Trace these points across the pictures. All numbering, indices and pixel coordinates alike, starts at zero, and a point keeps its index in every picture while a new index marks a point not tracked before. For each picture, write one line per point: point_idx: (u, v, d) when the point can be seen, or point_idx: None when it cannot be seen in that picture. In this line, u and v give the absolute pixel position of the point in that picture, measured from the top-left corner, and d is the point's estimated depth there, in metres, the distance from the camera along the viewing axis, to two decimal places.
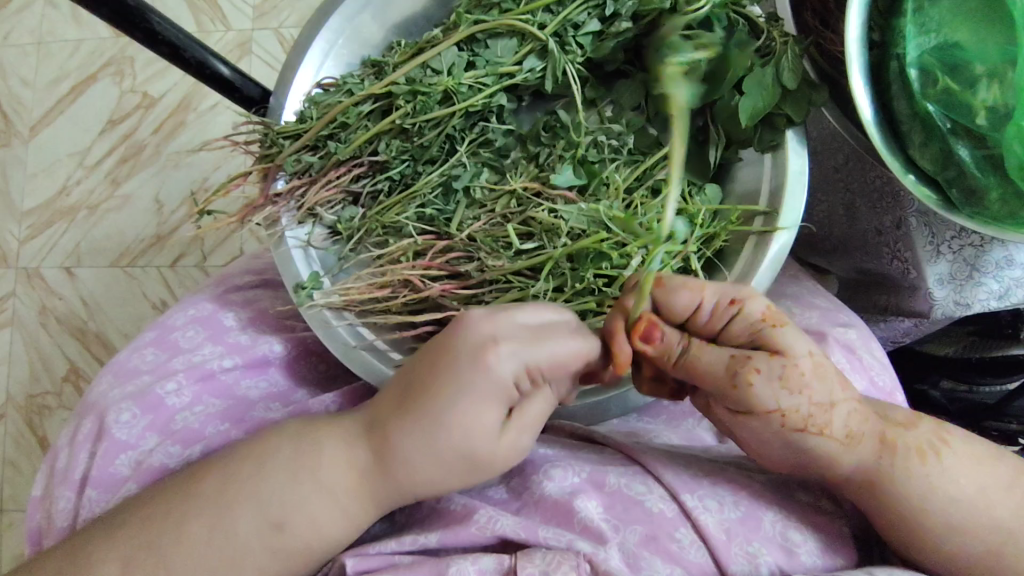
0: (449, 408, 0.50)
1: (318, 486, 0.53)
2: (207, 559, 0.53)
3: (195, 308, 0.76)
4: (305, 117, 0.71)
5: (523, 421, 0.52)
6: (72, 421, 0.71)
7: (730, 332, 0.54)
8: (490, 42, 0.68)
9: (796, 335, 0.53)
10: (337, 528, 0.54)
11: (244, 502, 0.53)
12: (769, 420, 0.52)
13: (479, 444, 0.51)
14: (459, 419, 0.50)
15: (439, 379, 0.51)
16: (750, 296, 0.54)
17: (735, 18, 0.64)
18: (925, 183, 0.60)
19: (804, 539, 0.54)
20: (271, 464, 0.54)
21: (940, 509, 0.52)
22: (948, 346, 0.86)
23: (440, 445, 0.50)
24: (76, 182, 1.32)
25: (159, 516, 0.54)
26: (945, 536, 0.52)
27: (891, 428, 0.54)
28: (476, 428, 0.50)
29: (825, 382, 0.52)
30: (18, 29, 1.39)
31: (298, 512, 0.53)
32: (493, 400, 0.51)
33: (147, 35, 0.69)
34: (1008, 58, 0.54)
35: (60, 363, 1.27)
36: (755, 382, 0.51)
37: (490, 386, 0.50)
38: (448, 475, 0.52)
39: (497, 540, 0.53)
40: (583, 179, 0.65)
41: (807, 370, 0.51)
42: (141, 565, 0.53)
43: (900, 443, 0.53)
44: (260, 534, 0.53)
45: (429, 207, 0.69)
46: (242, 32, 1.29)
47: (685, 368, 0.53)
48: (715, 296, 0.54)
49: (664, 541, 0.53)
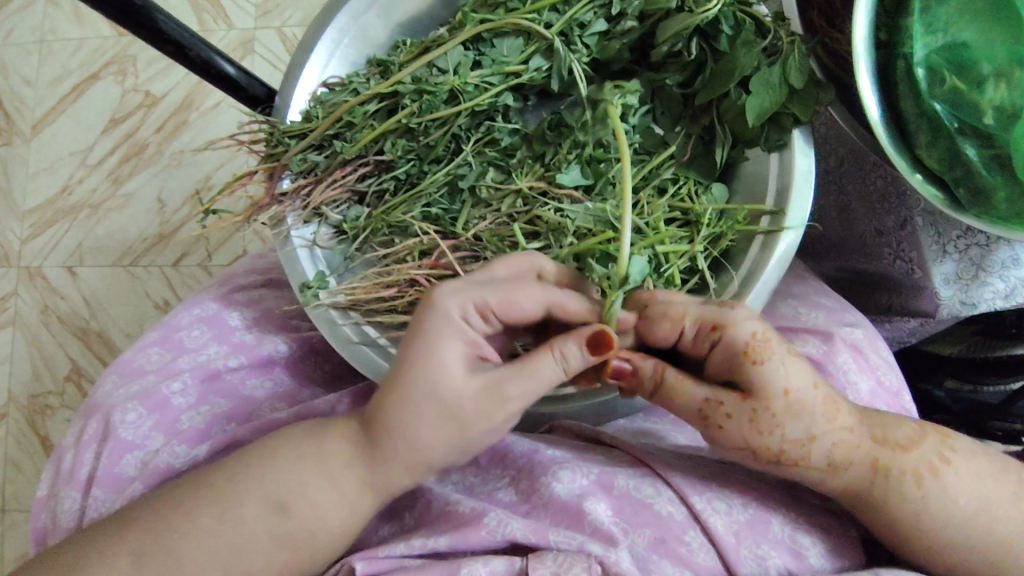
0: (408, 350, 0.53)
1: (325, 475, 0.54)
2: (218, 552, 0.53)
3: (200, 308, 0.76)
4: (311, 116, 0.71)
5: (515, 374, 0.51)
6: (77, 421, 0.71)
7: (713, 356, 0.53)
8: (497, 41, 0.68)
9: (777, 371, 0.51)
10: (337, 510, 0.54)
11: (251, 488, 0.54)
12: (743, 454, 0.54)
13: (459, 392, 0.51)
14: (431, 371, 0.51)
15: (409, 331, 0.54)
16: (731, 325, 0.52)
17: (742, 18, 0.63)
18: (931, 183, 0.60)
19: (813, 542, 0.54)
20: (278, 448, 0.56)
21: (938, 524, 0.52)
22: (954, 346, 0.85)
23: (423, 400, 0.51)
24: (79, 181, 1.32)
25: (166, 507, 0.55)
26: (943, 547, 0.53)
27: (889, 453, 0.53)
28: (451, 376, 0.51)
29: (803, 418, 0.52)
30: (19, 28, 1.39)
31: (306, 500, 0.54)
32: (452, 338, 0.52)
33: (153, 34, 0.69)
34: (1016, 58, 0.53)
35: (62, 363, 1.27)
36: (726, 425, 0.52)
37: (443, 321, 0.53)
38: (422, 423, 0.52)
39: (507, 543, 0.53)
40: (590, 179, 0.65)
41: (778, 411, 0.51)
42: (150, 556, 0.53)
43: (894, 467, 0.53)
44: (264, 517, 0.54)
45: (434, 206, 0.69)
46: (246, 32, 1.29)
47: (664, 396, 0.54)
48: (696, 323, 0.53)
49: (673, 544, 0.53)
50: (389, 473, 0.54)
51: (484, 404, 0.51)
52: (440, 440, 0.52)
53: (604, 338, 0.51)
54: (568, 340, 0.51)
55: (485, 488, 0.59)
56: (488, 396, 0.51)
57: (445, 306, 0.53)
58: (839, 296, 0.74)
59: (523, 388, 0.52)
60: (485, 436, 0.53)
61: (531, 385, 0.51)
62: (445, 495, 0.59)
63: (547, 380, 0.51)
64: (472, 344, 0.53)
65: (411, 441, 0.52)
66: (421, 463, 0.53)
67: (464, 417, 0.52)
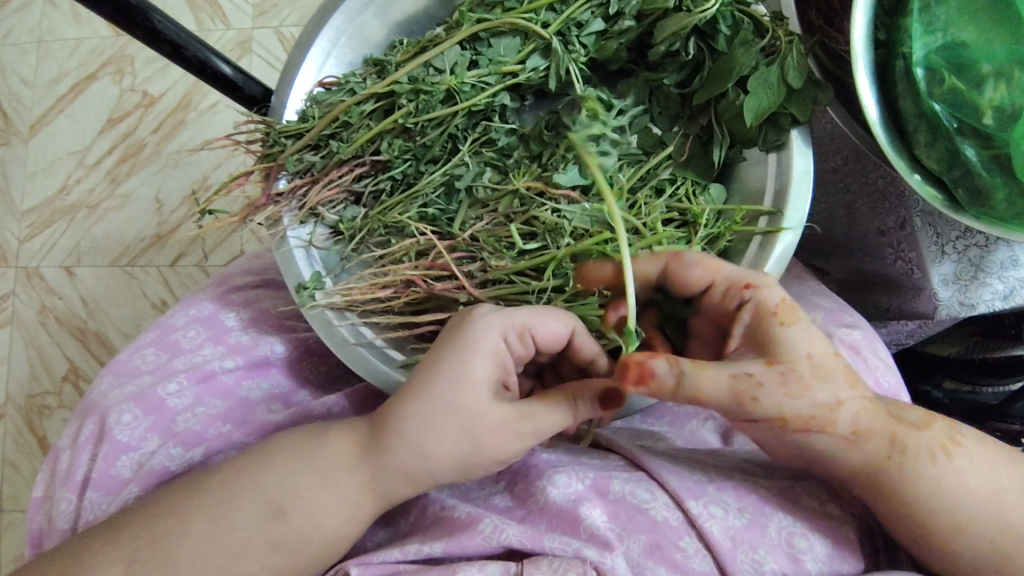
0: (439, 365, 0.53)
1: (323, 478, 0.54)
2: (212, 555, 0.53)
3: (196, 308, 0.76)
4: (308, 116, 0.70)
5: (533, 412, 0.52)
6: (73, 421, 0.71)
7: (741, 318, 0.53)
8: (494, 40, 0.68)
9: (800, 335, 0.51)
10: (334, 515, 0.54)
11: (247, 492, 0.54)
12: (772, 424, 0.52)
13: (481, 417, 0.52)
14: (458, 389, 0.52)
15: (441, 344, 0.54)
16: (765, 280, 0.53)
17: (740, 18, 0.63)
18: (931, 184, 0.60)
19: (810, 546, 0.53)
20: (274, 453, 0.56)
21: (948, 503, 0.52)
22: (953, 346, 0.84)
23: (445, 417, 0.52)
24: (77, 181, 1.31)
25: (161, 513, 0.55)
26: (951, 531, 0.52)
27: (905, 429, 0.53)
28: (475, 398, 0.52)
29: (829, 381, 0.52)
30: (17, 27, 1.38)
31: (301, 502, 0.54)
32: (484, 362, 0.52)
33: (148, 34, 0.68)
34: (1015, 58, 0.54)
35: (60, 363, 1.26)
36: (760, 395, 0.51)
37: (479, 343, 0.53)
38: (437, 440, 0.52)
39: (503, 549, 0.53)
40: (588, 179, 0.65)
41: (807, 371, 0.51)
42: (145, 563, 0.53)
43: (910, 445, 0.52)
44: (262, 522, 0.54)
45: (431, 206, 0.69)
46: (243, 31, 1.29)
47: (688, 392, 0.50)
48: (728, 280, 0.54)
49: (669, 550, 0.52)
50: (390, 483, 0.54)
51: (499, 433, 0.52)
52: (450, 457, 0.53)
53: (617, 396, 0.54)
54: (584, 390, 0.54)
55: (480, 493, 0.59)
56: (504, 426, 0.52)
57: (485, 327, 0.53)
58: (837, 296, 0.74)
59: (536, 428, 0.52)
60: (492, 463, 0.53)
61: (544, 427, 0.53)
62: (440, 499, 0.58)
63: (556, 423, 0.53)
64: (501, 368, 0.53)
65: (421, 453, 0.53)
66: (424, 477, 0.54)
67: (481, 441, 0.52)
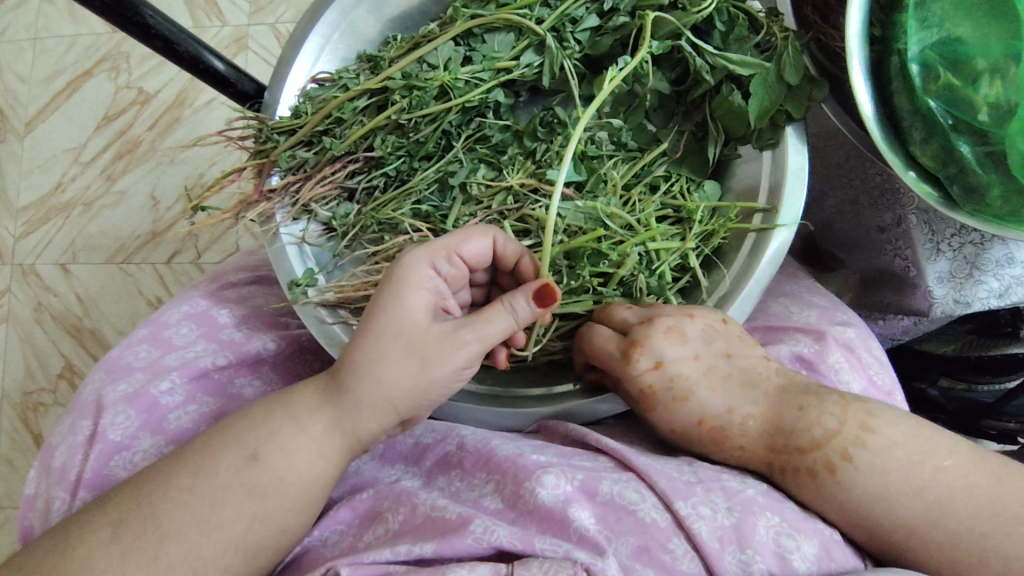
0: (376, 304, 0.55)
1: (296, 421, 0.55)
2: (192, 507, 0.52)
3: (189, 304, 0.76)
4: (299, 112, 0.69)
5: (471, 320, 0.55)
6: (64, 419, 0.70)
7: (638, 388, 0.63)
8: (488, 36, 0.68)
9: (668, 410, 0.60)
10: (308, 456, 0.54)
11: (223, 446, 0.54)
12: None
13: (422, 334, 0.55)
14: (397, 318, 0.54)
15: (377, 290, 0.57)
16: (626, 377, 0.61)
17: (735, 14, 0.64)
18: (924, 180, 0.61)
19: (798, 546, 0.52)
20: (251, 412, 0.56)
21: (862, 504, 0.53)
22: (948, 345, 0.83)
23: (387, 343, 0.54)
24: (71, 178, 1.31)
25: (150, 478, 0.53)
26: (907, 535, 0.53)
27: (789, 454, 0.56)
28: (416, 320, 0.55)
29: (697, 443, 0.60)
30: (14, 24, 1.38)
31: (275, 446, 0.54)
32: (417, 290, 0.55)
33: (139, 29, 0.68)
34: (1012, 53, 0.52)
35: (54, 360, 1.26)
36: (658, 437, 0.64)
37: (410, 274, 0.56)
38: (387, 365, 0.54)
39: (494, 550, 0.52)
40: (582, 175, 0.65)
41: (673, 438, 0.61)
42: (129, 525, 0.51)
43: (795, 464, 0.56)
44: (235, 469, 0.53)
45: (425, 203, 0.68)
46: (240, 28, 1.28)
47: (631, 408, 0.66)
48: (609, 369, 0.62)
49: (657, 552, 0.51)
50: (357, 417, 0.55)
51: (444, 346, 0.54)
52: (404, 381, 0.54)
53: (549, 291, 0.55)
54: (517, 293, 0.55)
55: (470, 494, 0.58)
56: (446, 338, 0.55)
57: (412, 257, 0.57)
58: (834, 295, 0.73)
59: (479, 334, 0.55)
60: (448, 377, 0.55)
61: (485, 332, 0.55)
62: (430, 500, 0.57)
63: (502, 330, 0.55)
64: (436, 294, 0.57)
65: (377, 382, 0.54)
66: (386, 408, 0.55)
67: (429, 356, 0.54)
